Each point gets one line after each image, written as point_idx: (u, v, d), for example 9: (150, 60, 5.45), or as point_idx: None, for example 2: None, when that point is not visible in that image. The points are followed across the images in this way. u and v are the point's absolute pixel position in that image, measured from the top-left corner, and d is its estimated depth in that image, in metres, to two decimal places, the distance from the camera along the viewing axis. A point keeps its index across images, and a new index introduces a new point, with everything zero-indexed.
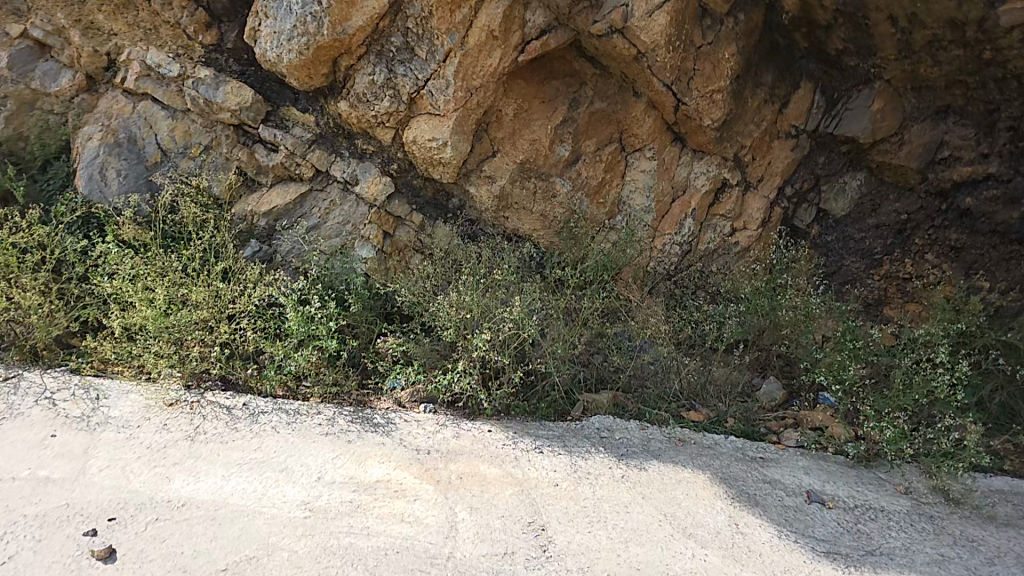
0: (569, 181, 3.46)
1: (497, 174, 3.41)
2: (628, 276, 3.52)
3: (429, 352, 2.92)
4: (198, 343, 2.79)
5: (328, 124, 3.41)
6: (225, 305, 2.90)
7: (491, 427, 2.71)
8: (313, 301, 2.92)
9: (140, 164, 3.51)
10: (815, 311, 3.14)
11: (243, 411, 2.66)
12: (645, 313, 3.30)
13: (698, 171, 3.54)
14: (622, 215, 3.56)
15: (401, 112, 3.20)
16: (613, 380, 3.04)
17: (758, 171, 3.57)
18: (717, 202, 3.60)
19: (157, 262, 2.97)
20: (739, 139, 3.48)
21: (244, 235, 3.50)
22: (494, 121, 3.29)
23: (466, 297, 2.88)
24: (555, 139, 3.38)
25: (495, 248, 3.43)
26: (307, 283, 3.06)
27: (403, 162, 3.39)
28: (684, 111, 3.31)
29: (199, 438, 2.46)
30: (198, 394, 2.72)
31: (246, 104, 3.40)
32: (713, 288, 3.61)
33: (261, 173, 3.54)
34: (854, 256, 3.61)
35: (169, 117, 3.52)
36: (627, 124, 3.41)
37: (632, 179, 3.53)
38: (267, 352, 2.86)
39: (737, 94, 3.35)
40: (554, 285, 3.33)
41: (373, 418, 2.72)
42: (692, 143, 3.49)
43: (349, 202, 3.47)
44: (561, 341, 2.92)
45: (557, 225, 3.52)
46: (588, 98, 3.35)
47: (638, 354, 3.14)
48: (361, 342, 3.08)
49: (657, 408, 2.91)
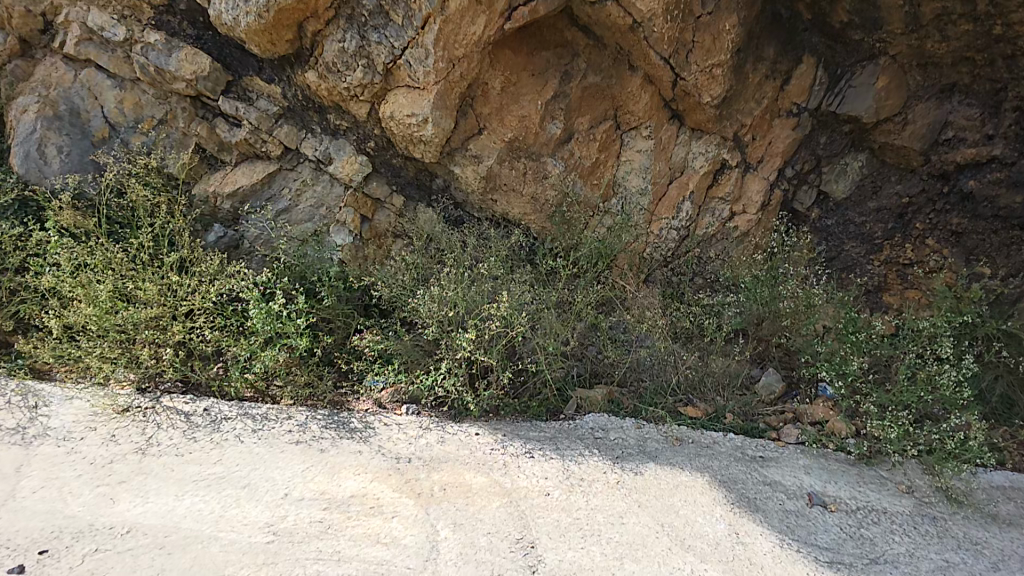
0: (561, 161, 3.23)
1: (483, 153, 3.15)
2: (625, 262, 3.36)
3: (411, 348, 2.68)
4: (150, 343, 2.57)
5: (296, 96, 3.08)
6: (179, 301, 2.65)
7: (479, 430, 2.52)
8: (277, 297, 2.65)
9: (85, 139, 3.18)
10: (817, 301, 2.95)
11: (203, 417, 2.49)
12: (641, 306, 3.16)
13: (696, 152, 3.33)
14: (617, 198, 3.37)
15: (377, 84, 2.90)
16: (608, 375, 2.88)
17: (758, 152, 3.36)
18: (715, 184, 3.40)
19: (98, 252, 2.69)
20: (738, 118, 3.25)
21: (205, 219, 3.23)
22: (480, 95, 3.01)
23: (450, 292, 2.65)
24: (545, 116, 3.12)
25: (480, 235, 3.24)
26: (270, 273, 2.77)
27: (381, 140, 3.11)
28: (682, 87, 3.07)
29: (151, 451, 2.30)
30: (153, 399, 2.55)
31: (203, 73, 3.05)
32: (710, 275, 3.48)
33: (223, 150, 3.23)
34: (854, 240, 3.44)
35: (116, 88, 3.17)
36: (622, 100, 3.17)
37: (627, 159, 3.31)
38: (230, 351, 2.62)
39: (738, 69, 3.10)
40: (546, 275, 3.14)
41: (350, 422, 2.54)
42: (689, 122, 3.27)
43: (323, 182, 3.21)
44: (552, 335, 2.72)
45: (549, 209, 3.31)
46: (581, 71, 3.08)
47: (635, 346, 2.96)
48: (337, 339, 2.85)
49: (653, 405, 2.74)
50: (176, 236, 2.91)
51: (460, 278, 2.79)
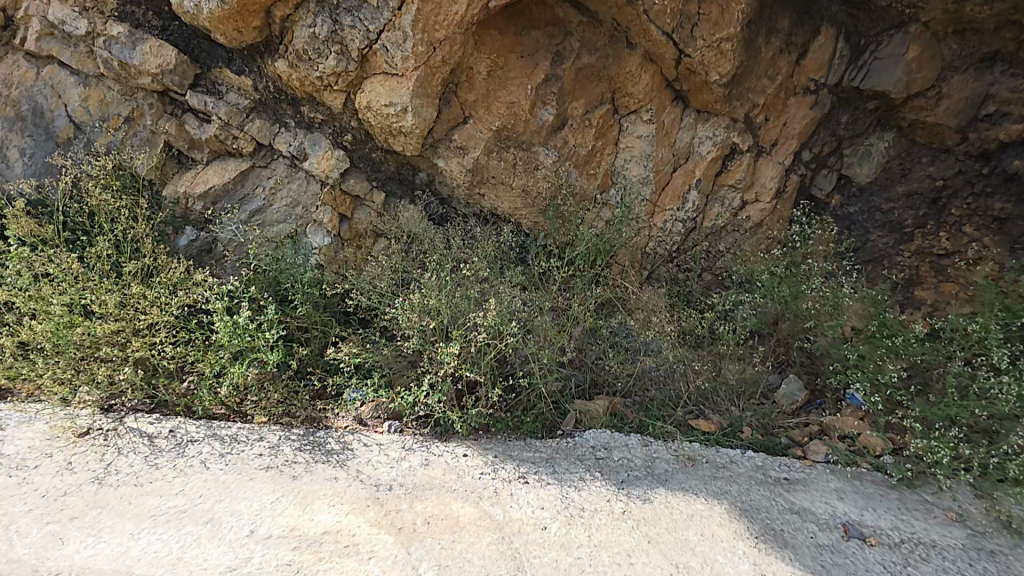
0: (554, 150, 2.97)
1: (468, 144, 2.90)
2: (625, 259, 3.13)
3: (390, 357, 2.47)
4: (107, 362, 2.35)
5: (268, 88, 2.85)
6: (137, 315, 2.40)
7: (467, 451, 2.31)
8: (243, 308, 2.43)
9: (50, 141, 2.98)
10: (845, 301, 2.65)
11: (168, 440, 2.27)
12: (646, 308, 2.91)
13: (703, 136, 3.04)
14: (615, 188, 3.11)
15: (351, 73, 2.66)
16: (610, 386, 2.69)
17: (772, 135, 3.06)
18: (725, 171, 3.10)
19: (55, 259, 2.47)
20: (749, 98, 2.96)
21: (176, 222, 3.02)
22: (465, 81, 2.76)
23: (431, 299, 2.40)
24: (536, 101, 2.85)
25: (465, 236, 2.98)
26: (237, 283, 2.54)
27: (359, 132, 2.87)
28: (687, 64, 2.78)
29: (109, 480, 2.07)
30: (117, 419, 2.34)
31: (168, 66, 2.82)
32: (721, 270, 3.22)
33: (194, 148, 3.02)
34: (882, 229, 3.13)
35: (80, 84, 2.95)
36: (620, 81, 2.88)
37: (626, 146, 3.04)
38: (197, 367, 2.41)
39: (750, 42, 2.79)
40: (540, 276, 2.87)
41: (325, 443, 2.34)
42: (695, 103, 2.98)
43: (299, 180, 2.99)
44: (547, 346, 2.49)
45: (542, 202, 3.07)
46: (574, 51, 2.81)
47: (639, 355, 2.76)
48: (314, 350, 2.64)
49: (660, 420, 2.54)
50: (138, 241, 2.69)
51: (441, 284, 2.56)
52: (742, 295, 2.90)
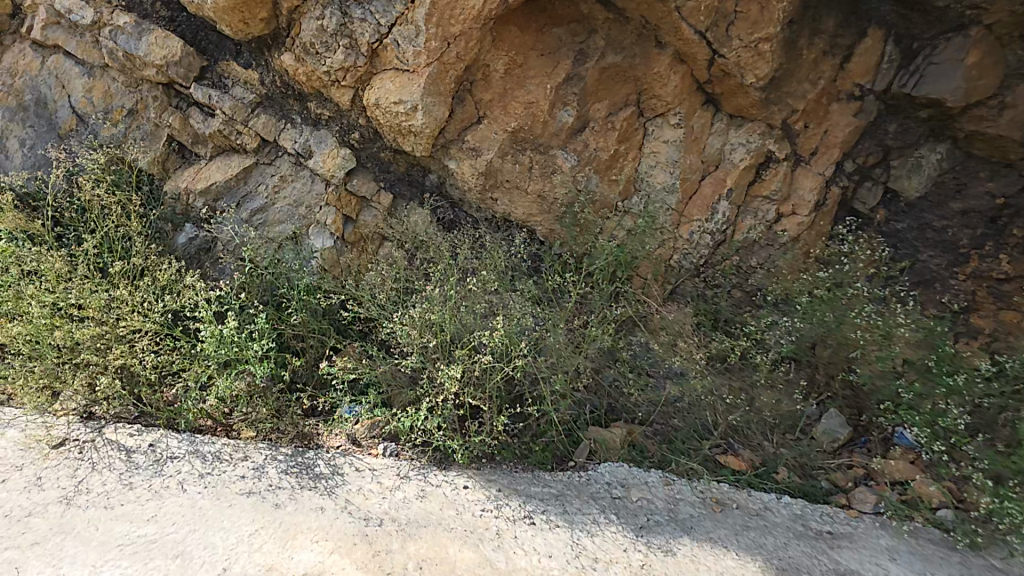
0: (574, 154, 2.76)
1: (482, 146, 2.71)
2: (647, 271, 2.89)
3: (388, 373, 2.27)
4: (83, 372, 2.14)
5: (275, 83, 2.70)
6: (117, 321, 2.19)
7: (468, 482, 2.13)
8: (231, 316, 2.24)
9: (51, 133, 2.83)
10: (898, 331, 2.48)
11: (147, 455, 2.07)
12: (672, 330, 2.69)
13: (735, 143, 2.80)
14: (638, 195, 2.87)
15: (361, 68, 2.49)
16: (628, 413, 2.49)
17: (812, 143, 2.80)
18: (758, 181, 2.84)
19: (38, 254, 2.28)
20: (788, 103, 2.71)
21: (176, 220, 2.87)
22: (480, 79, 2.58)
23: (434, 313, 2.22)
24: (556, 102, 2.65)
25: (474, 247, 2.76)
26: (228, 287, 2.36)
27: (367, 131, 2.70)
28: (720, 66, 2.57)
29: (78, 500, 1.88)
30: (96, 428, 2.13)
31: (173, 58, 2.68)
32: (752, 288, 2.91)
33: (198, 143, 2.87)
34: (934, 249, 2.84)
35: (85, 75, 2.81)
36: (647, 82, 2.67)
37: (651, 151, 2.80)
38: (182, 378, 2.22)
39: (790, 45, 2.60)
40: (556, 291, 2.64)
41: (314, 466, 2.15)
42: (728, 107, 2.75)
43: (304, 178, 2.82)
44: (562, 372, 2.28)
45: (559, 209, 2.85)
46: (599, 50, 2.60)
47: (662, 387, 2.56)
48: (309, 362, 2.45)
49: (684, 456, 2.38)
50: (128, 240, 2.51)
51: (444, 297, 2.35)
52: (775, 316, 2.72)
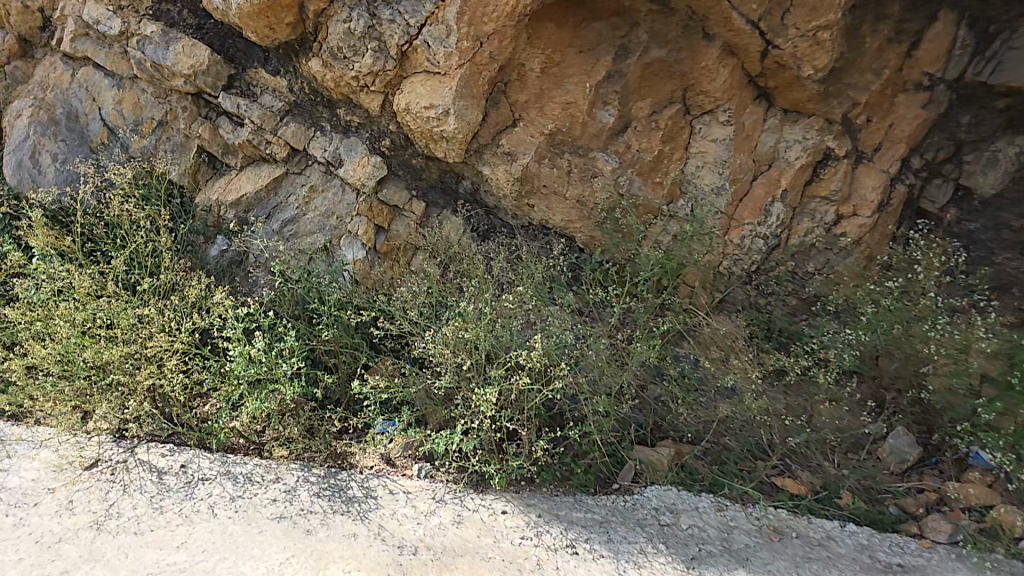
0: (615, 155, 2.64)
1: (518, 149, 2.60)
2: (694, 279, 2.74)
3: (419, 389, 2.16)
4: (111, 394, 2.08)
5: (303, 89, 2.63)
6: (144, 340, 2.12)
7: (507, 507, 2.02)
8: (261, 335, 2.19)
9: (83, 146, 2.81)
10: (979, 344, 2.21)
11: (179, 478, 2.03)
12: (725, 344, 2.51)
13: (790, 140, 2.66)
14: (684, 198, 2.73)
15: (390, 72, 2.40)
16: (678, 431, 2.37)
17: (874, 138, 2.64)
18: (817, 180, 2.69)
19: (69, 271, 2.25)
20: (850, 95, 2.55)
21: (207, 232, 2.83)
22: (515, 80, 2.48)
23: (470, 330, 2.10)
24: (596, 101, 2.54)
25: (509, 258, 2.66)
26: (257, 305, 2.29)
27: (398, 137, 2.61)
28: (775, 58, 2.44)
29: (109, 526, 1.83)
30: (127, 448, 2.11)
31: (201, 67, 2.63)
32: (806, 293, 2.76)
33: (228, 153, 2.82)
34: (1013, 250, 2.57)
35: (114, 87, 2.79)
36: (694, 77, 2.53)
37: (698, 151, 2.66)
38: (213, 397, 2.17)
39: (851, 34, 2.42)
40: (597, 306, 2.51)
41: (348, 488, 2.07)
42: (782, 101, 2.62)
43: (334, 188, 2.75)
44: (606, 392, 2.17)
45: (599, 214, 2.71)
46: (642, 44, 2.46)
47: (713, 402, 2.39)
48: (341, 377, 2.39)
49: (737, 481, 2.22)
50: (159, 255, 2.48)
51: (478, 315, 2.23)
52: (834, 322, 2.58)
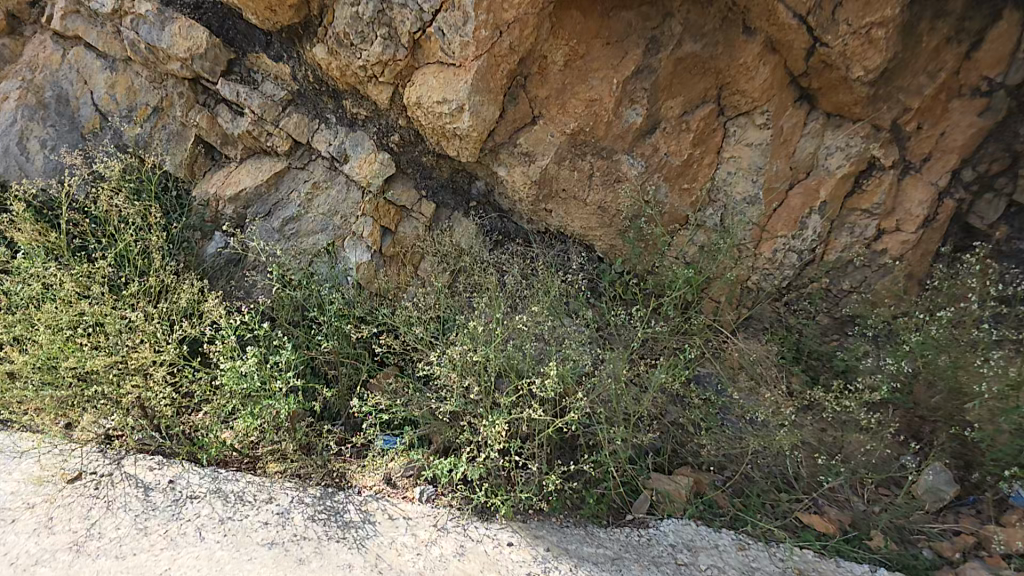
0: (640, 159, 2.50)
1: (537, 150, 2.45)
2: (720, 293, 2.62)
3: (422, 409, 2.07)
4: (99, 405, 1.99)
5: (308, 78, 2.47)
6: (127, 350, 2.01)
7: (514, 539, 1.88)
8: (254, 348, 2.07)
9: (74, 131, 2.68)
10: None
11: (167, 494, 1.93)
12: (756, 376, 2.39)
13: (831, 146, 2.47)
14: (713, 207, 2.61)
15: (401, 61, 2.24)
16: (695, 456, 2.24)
17: (924, 147, 2.44)
18: (858, 192, 2.50)
19: (52, 271, 2.12)
20: (900, 99, 2.35)
21: (206, 228, 2.71)
22: (536, 73, 2.30)
23: (479, 352, 1.97)
24: (622, 99, 2.37)
25: (526, 275, 2.50)
26: (252, 314, 2.16)
27: (408, 132, 2.46)
28: (821, 56, 2.25)
29: (88, 548, 1.72)
30: (113, 462, 2.00)
31: (198, 50, 2.46)
32: (840, 312, 2.64)
33: (227, 144, 2.67)
34: None
35: (107, 69, 2.64)
36: (730, 74, 2.37)
37: (731, 156, 2.52)
38: (205, 408, 2.08)
39: (908, 31, 2.20)
40: (616, 328, 2.38)
41: (345, 512, 1.94)
42: (824, 104, 2.43)
43: (339, 184, 2.61)
44: (623, 423, 2.04)
45: (622, 222, 2.60)
46: (675, 38, 2.29)
47: (732, 429, 2.25)
48: (343, 391, 2.29)
49: (758, 516, 2.09)
50: (151, 254, 2.36)
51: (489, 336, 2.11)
52: (867, 347, 2.48)
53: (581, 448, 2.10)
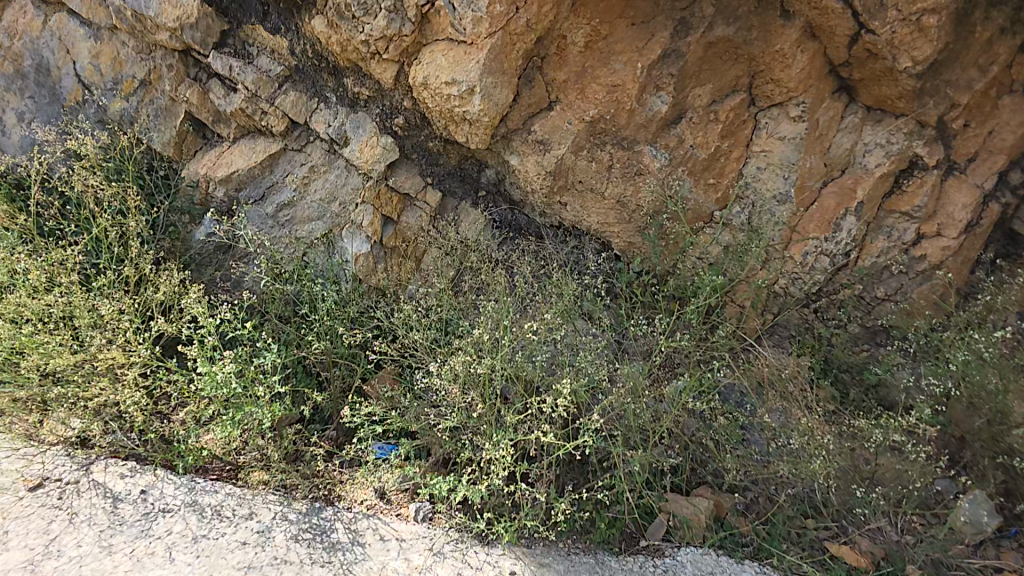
0: (664, 151, 2.29)
1: (552, 138, 2.25)
2: (745, 298, 2.43)
3: (420, 420, 1.89)
4: (65, 406, 1.82)
5: (306, 52, 2.26)
6: (95, 348, 1.82)
7: (517, 569, 1.69)
8: (233, 350, 1.88)
9: (55, 104, 2.49)
10: None
11: (136, 506, 1.75)
12: (784, 397, 2.12)
13: (870, 143, 2.25)
14: (741, 205, 2.40)
15: (406, 37, 2.04)
16: (716, 477, 2.05)
17: (969, 147, 2.21)
18: (896, 193, 2.28)
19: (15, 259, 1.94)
20: (948, 94, 2.13)
21: (194, 212, 2.51)
22: (553, 54, 2.09)
23: (487, 360, 1.80)
24: (647, 86, 2.16)
25: (535, 276, 2.32)
26: (232, 311, 1.97)
27: (413, 114, 2.26)
28: (866, 44, 2.04)
29: (42, 569, 1.56)
30: (80, 468, 1.84)
31: (188, 19, 2.25)
32: (873, 322, 2.38)
33: (219, 122, 2.47)
34: None
35: (90, 37, 2.42)
36: (764, 62, 2.15)
37: (762, 150, 2.31)
38: (180, 412, 1.89)
39: (960, 20, 1.99)
40: (631, 336, 2.20)
41: (331, 532, 1.76)
42: (865, 96, 2.21)
43: (338, 169, 2.41)
44: (639, 435, 1.88)
45: (642, 219, 2.40)
46: (707, 20, 2.08)
47: (758, 450, 2.06)
48: (334, 395, 2.11)
49: (786, 547, 1.88)
50: (127, 240, 2.17)
51: (494, 343, 1.94)
52: (900, 359, 2.28)
53: (592, 467, 1.92)
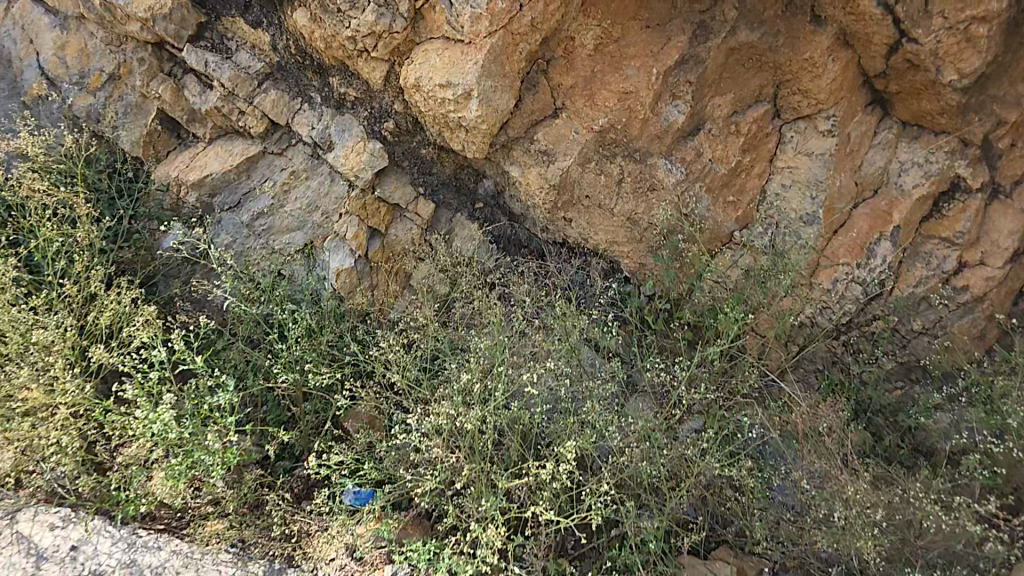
0: (679, 165, 2.05)
1: (556, 149, 2.02)
2: (768, 329, 2.16)
3: (400, 471, 1.64)
4: None
5: (290, 48, 2.06)
6: (24, 378, 1.59)
7: None
8: (181, 390, 1.62)
9: (14, 99, 2.24)
10: None
11: (63, 567, 1.55)
12: (816, 448, 1.86)
13: (907, 161, 2.01)
14: (765, 225, 2.14)
15: (397, 34, 1.83)
16: (739, 537, 1.79)
17: (1017, 169, 1.98)
18: (936, 217, 2.03)
19: None
20: (995, 111, 1.89)
21: (156, 216, 2.23)
22: (558, 57, 1.89)
23: (478, 412, 1.58)
24: (662, 94, 1.93)
25: (537, 302, 2.06)
26: (184, 340, 1.71)
27: (405, 118, 2.05)
28: (907, 54, 1.80)
29: None
30: (6, 515, 1.62)
31: (160, 10, 2.02)
32: (910, 359, 2.11)
33: (194, 121, 2.24)
34: None
35: (56, 27, 2.21)
36: (791, 71, 1.93)
37: (787, 166, 2.08)
38: (125, 456, 1.60)
39: (1010, 30, 1.75)
40: (643, 371, 1.95)
41: None
42: (902, 111, 1.98)
43: (320, 176, 2.18)
44: (646, 489, 1.66)
45: (654, 238, 2.16)
46: (728, 23, 1.86)
47: (779, 500, 1.84)
48: (306, 429, 1.87)
49: None
50: (73, 256, 1.94)
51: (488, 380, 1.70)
52: (941, 402, 1.99)
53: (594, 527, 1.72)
